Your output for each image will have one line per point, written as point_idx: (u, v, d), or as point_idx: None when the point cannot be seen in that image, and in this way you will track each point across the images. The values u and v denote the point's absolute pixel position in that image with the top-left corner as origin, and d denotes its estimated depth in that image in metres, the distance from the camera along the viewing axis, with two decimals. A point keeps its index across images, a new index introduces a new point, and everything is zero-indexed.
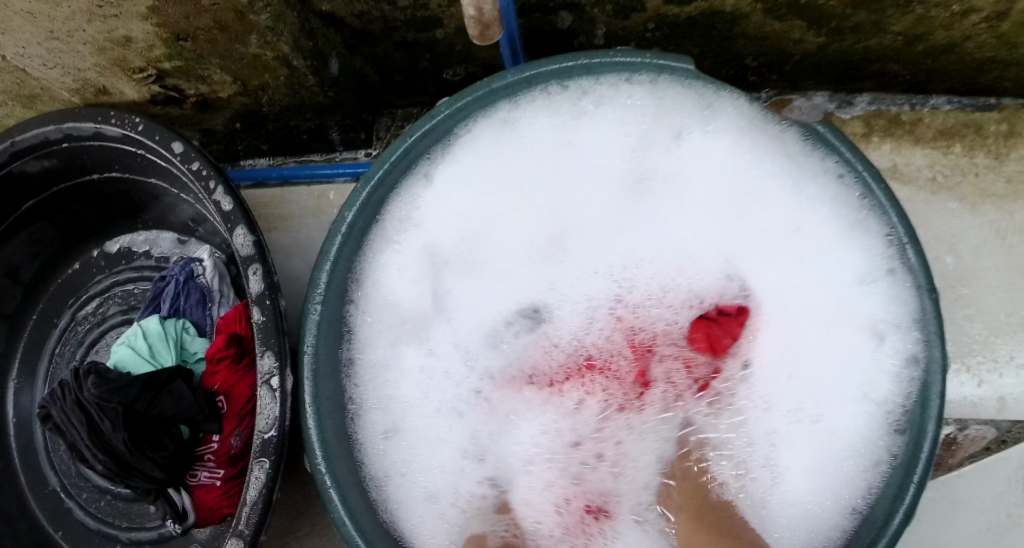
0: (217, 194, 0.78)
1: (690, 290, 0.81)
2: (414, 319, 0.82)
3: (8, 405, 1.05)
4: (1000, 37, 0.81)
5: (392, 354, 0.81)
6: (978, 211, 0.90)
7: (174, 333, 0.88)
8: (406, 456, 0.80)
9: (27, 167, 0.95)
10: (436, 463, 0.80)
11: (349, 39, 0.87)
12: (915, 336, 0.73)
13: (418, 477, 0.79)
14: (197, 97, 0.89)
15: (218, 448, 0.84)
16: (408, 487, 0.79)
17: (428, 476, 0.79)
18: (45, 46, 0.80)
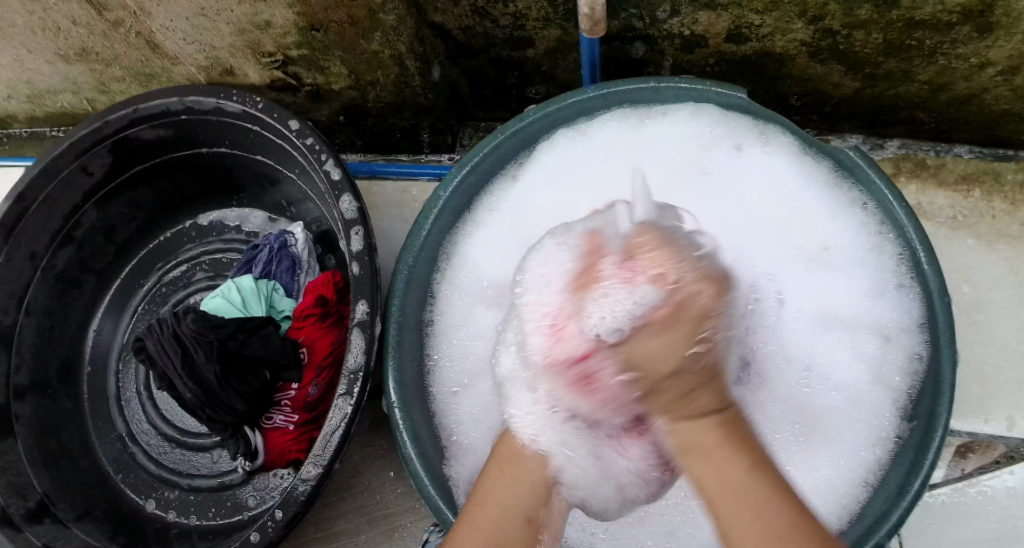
0: (328, 166, 0.89)
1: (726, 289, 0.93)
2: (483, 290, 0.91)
3: (88, 343, 1.14)
4: (1014, 90, 0.93)
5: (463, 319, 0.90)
6: (994, 249, 1.00)
7: (265, 292, 0.97)
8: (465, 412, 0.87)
9: (142, 134, 1.06)
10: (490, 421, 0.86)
11: (451, 50, 0.98)
12: (924, 338, 0.83)
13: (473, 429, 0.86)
14: (311, 87, 1.01)
15: (296, 395, 0.92)
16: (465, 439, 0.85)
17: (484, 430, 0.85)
18: (192, 22, 0.92)
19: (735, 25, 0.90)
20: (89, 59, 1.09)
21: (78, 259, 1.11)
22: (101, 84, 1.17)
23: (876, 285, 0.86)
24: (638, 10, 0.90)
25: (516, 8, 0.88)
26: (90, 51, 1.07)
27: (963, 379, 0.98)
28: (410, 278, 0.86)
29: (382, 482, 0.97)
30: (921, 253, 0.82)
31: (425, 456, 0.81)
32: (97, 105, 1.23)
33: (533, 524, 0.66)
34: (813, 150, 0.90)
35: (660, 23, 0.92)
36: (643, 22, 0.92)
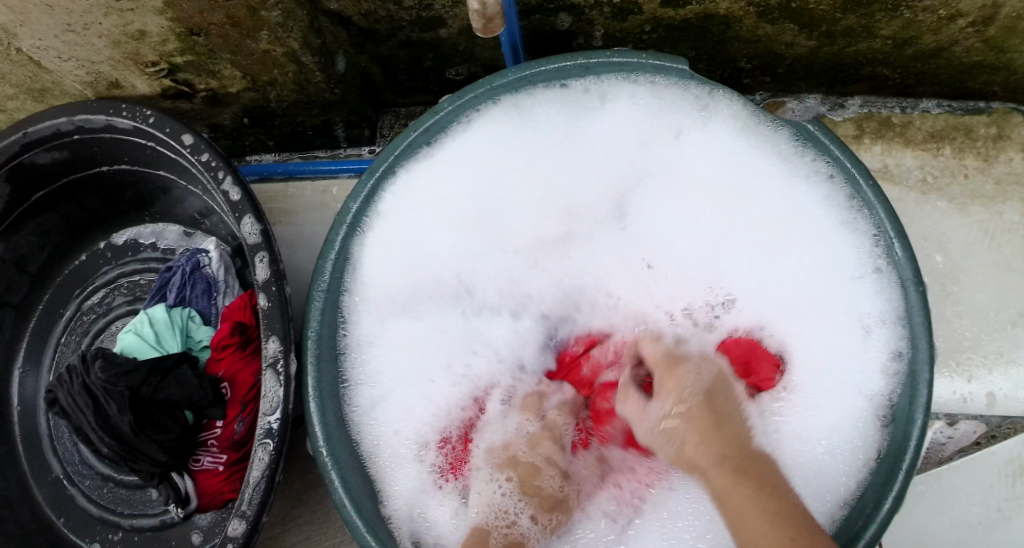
0: (226, 185, 0.80)
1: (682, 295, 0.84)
2: (416, 310, 0.85)
3: (12, 394, 1.07)
4: (987, 41, 0.83)
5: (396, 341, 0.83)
6: (968, 212, 0.92)
7: (180, 321, 0.90)
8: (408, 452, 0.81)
9: (37, 159, 0.97)
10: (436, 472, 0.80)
11: (356, 38, 0.88)
12: (899, 330, 0.75)
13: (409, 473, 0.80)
14: (207, 92, 0.91)
15: (222, 434, 0.86)
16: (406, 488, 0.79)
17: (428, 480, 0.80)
18: (61, 39, 0.82)
19: None
20: None
21: None
22: None
23: (852, 267, 0.78)
24: None
25: None
26: None
27: (940, 357, 0.90)
28: (327, 303, 0.79)
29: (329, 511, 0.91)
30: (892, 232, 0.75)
31: (359, 500, 0.75)
32: None
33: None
34: (765, 119, 0.81)
35: None
36: None
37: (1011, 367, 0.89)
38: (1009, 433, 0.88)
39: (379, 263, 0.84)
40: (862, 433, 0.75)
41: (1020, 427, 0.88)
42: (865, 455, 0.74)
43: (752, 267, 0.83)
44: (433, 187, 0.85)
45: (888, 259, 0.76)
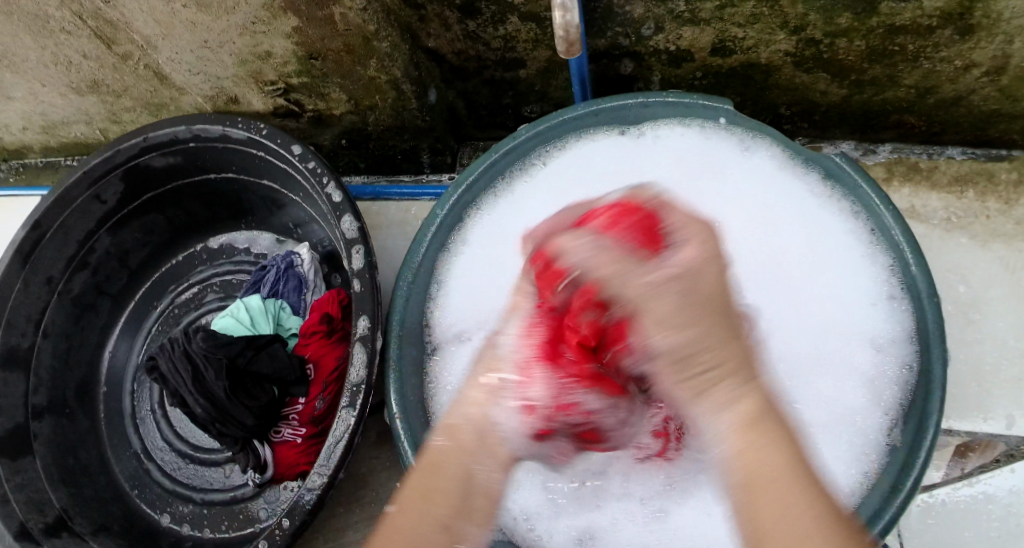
0: (329, 189, 0.92)
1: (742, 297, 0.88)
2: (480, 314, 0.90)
3: (106, 359, 1.18)
4: (1001, 91, 0.94)
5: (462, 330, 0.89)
6: (989, 249, 1.01)
7: (273, 310, 1.00)
8: None
9: (152, 162, 1.09)
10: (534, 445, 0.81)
11: (446, 73, 1.02)
12: (912, 349, 0.80)
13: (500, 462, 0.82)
14: (313, 112, 1.05)
15: (302, 409, 0.95)
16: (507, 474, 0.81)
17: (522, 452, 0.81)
18: (196, 53, 0.96)
19: (718, 39, 0.92)
20: (99, 91, 1.13)
21: (92, 284, 1.15)
22: (113, 115, 1.20)
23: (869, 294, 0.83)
24: (623, 29, 0.92)
25: (506, 31, 0.91)
26: (100, 83, 1.10)
27: (963, 379, 0.98)
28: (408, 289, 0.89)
29: (389, 494, 0.97)
30: (908, 256, 0.81)
31: None
32: (109, 134, 1.27)
33: (453, 534, 0.54)
34: (801, 158, 0.89)
35: (645, 39, 0.94)
36: (628, 40, 0.94)
37: None
38: None
39: (456, 268, 0.92)
40: (872, 446, 0.78)
41: None
42: (875, 461, 0.77)
43: (774, 289, 0.87)
44: (504, 210, 0.94)
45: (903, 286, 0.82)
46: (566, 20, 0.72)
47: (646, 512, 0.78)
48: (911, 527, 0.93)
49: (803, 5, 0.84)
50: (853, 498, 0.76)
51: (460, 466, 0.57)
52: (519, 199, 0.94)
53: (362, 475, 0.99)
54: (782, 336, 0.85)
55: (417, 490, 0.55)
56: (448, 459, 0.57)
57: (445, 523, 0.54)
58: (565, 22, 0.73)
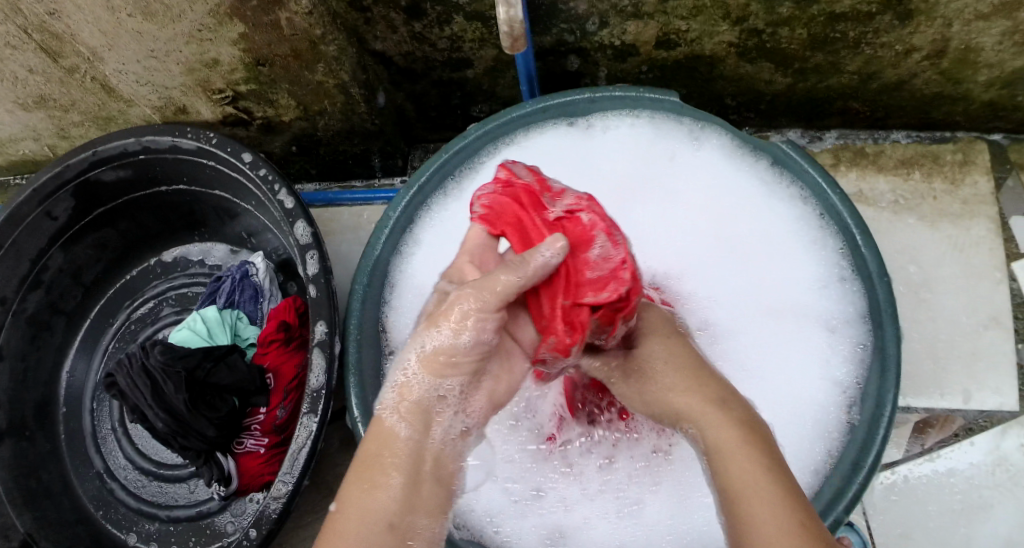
0: (280, 195, 0.91)
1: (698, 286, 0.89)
2: None
3: (64, 378, 1.16)
4: (943, 73, 0.96)
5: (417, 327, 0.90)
6: (937, 228, 1.03)
7: (230, 321, 0.99)
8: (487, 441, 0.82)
9: (102, 176, 1.07)
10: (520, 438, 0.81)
11: (395, 76, 1.02)
12: (862, 328, 0.82)
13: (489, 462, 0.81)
14: (263, 119, 1.04)
15: (265, 419, 0.94)
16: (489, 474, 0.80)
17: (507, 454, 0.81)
18: (142, 63, 0.95)
19: (662, 32, 0.93)
20: (45, 106, 1.10)
21: (47, 302, 1.12)
22: (61, 130, 1.18)
23: (819, 276, 0.85)
24: (569, 25, 0.93)
25: (452, 31, 0.91)
26: (46, 98, 1.08)
27: (918, 356, 1.00)
28: (366, 291, 0.88)
29: None
30: (858, 237, 0.82)
31: None
32: (58, 150, 1.25)
33: (398, 530, 0.55)
34: (751, 146, 0.89)
35: (591, 35, 0.94)
36: (574, 36, 0.95)
37: (979, 364, 0.98)
38: (984, 426, 0.96)
39: (411, 269, 0.92)
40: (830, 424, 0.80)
41: (994, 420, 0.97)
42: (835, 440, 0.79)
43: (728, 275, 0.89)
44: (457, 209, 0.94)
45: (851, 267, 0.83)
46: (511, 15, 0.73)
47: (620, 502, 0.78)
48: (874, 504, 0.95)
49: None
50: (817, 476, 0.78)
51: (404, 460, 0.58)
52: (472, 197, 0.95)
53: (330, 483, 0.98)
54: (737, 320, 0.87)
55: (377, 469, 0.57)
56: (396, 459, 0.57)
57: (391, 521, 0.55)
58: (509, 18, 0.73)
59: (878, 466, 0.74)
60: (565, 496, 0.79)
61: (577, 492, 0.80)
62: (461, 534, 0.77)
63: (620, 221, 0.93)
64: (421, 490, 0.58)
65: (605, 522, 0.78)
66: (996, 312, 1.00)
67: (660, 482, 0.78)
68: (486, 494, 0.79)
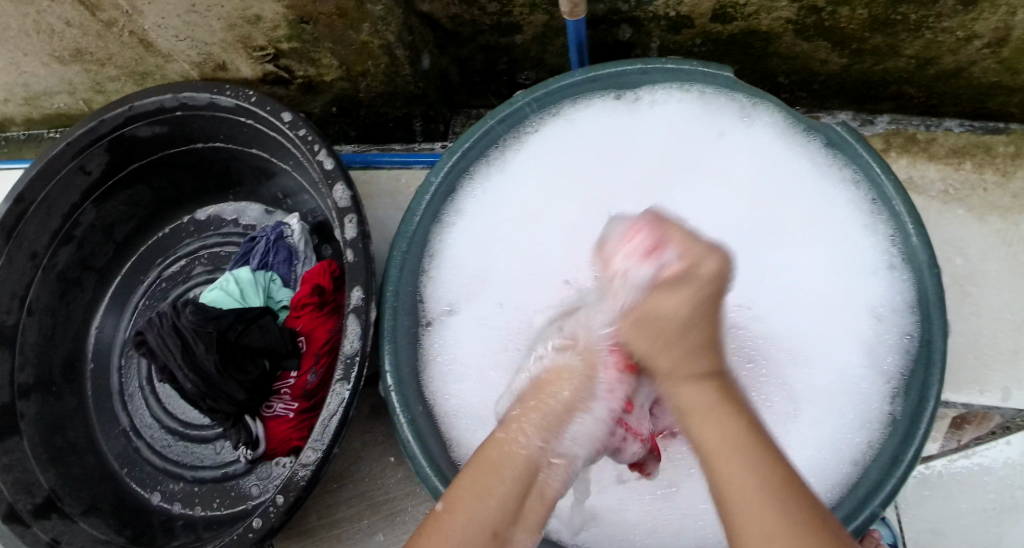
0: (320, 157, 0.90)
1: (740, 269, 0.88)
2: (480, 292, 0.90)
3: (93, 334, 1.16)
4: (1003, 62, 0.93)
5: (454, 296, 0.90)
6: (986, 221, 1.01)
7: (263, 282, 0.98)
8: None
9: (137, 132, 1.06)
10: None
11: (440, 40, 1.00)
12: (911, 317, 0.79)
13: None
14: (303, 80, 1.03)
15: (295, 383, 0.93)
16: None
17: None
18: (183, 18, 0.93)
19: (718, 5, 0.90)
20: (82, 59, 1.09)
21: (78, 258, 1.12)
22: (97, 84, 1.17)
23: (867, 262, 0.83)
24: None
25: None
26: (84, 51, 1.07)
27: (959, 350, 0.98)
28: (405, 261, 0.87)
29: (383, 467, 0.96)
30: (911, 226, 0.79)
31: (424, 439, 0.79)
32: (93, 105, 1.24)
33: (499, 539, 0.53)
34: (803, 127, 0.87)
35: (645, 5, 0.92)
36: (627, 5, 0.93)
37: (1021, 362, 0.96)
38: (1022, 426, 0.95)
39: (450, 237, 0.91)
40: (872, 414, 0.78)
41: None
42: (876, 431, 0.77)
43: (776, 258, 0.87)
44: (499, 181, 0.93)
45: (900, 255, 0.81)
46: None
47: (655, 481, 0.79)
48: (906, 497, 0.94)
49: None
50: (855, 468, 0.76)
51: (522, 474, 0.56)
52: (515, 170, 0.94)
53: (357, 449, 0.97)
54: (781, 304, 0.85)
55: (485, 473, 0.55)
56: (512, 471, 0.55)
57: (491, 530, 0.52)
58: None
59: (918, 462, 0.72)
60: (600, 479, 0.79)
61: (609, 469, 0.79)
62: None
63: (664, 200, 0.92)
64: (525, 511, 0.55)
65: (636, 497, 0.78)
66: None
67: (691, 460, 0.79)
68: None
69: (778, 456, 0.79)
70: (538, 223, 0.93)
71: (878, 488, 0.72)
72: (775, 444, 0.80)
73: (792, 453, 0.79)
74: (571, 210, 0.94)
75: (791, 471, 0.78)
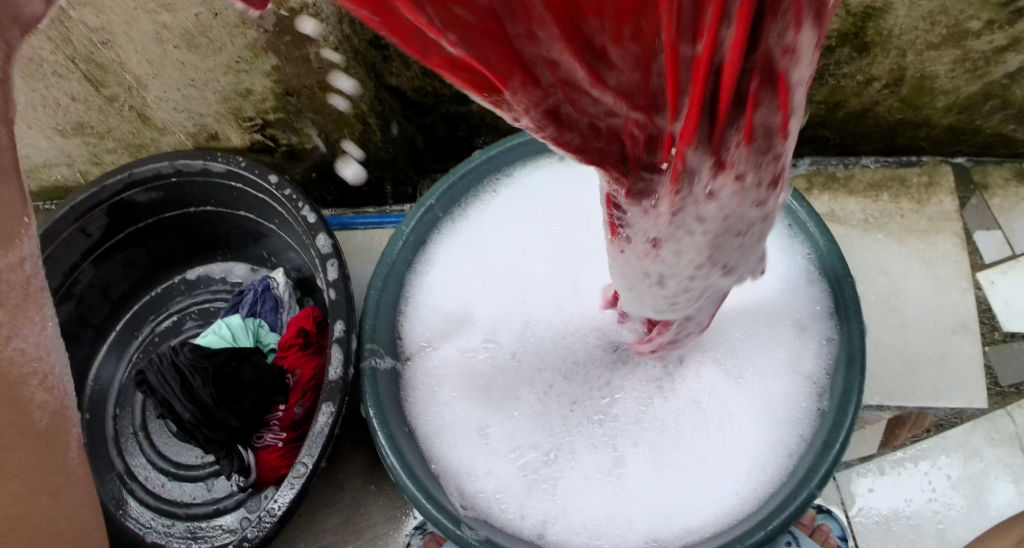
0: (304, 211, 1.01)
1: None
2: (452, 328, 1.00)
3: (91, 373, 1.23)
4: (903, 100, 1.07)
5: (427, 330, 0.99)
6: (905, 244, 1.14)
7: (252, 327, 1.07)
8: (499, 426, 0.92)
9: (135, 198, 1.17)
10: (522, 429, 0.92)
11: (406, 109, 1.16)
12: (831, 324, 0.89)
13: (502, 442, 0.91)
14: (287, 147, 1.15)
15: (284, 415, 0.99)
16: (496, 452, 0.90)
17: (512, 440, 0.91)
18: (182, 91, 1.05)
19: None
20: (83, 132, 1.20)
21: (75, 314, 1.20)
22: (94, 156, 1.28)
23: (789, 279, 0.94)
24: None
25: None
26: (84, 125, 1.18)
27: (889, 358, 1.08)
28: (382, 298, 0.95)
29: (364, 495, 1.02)
30: (822, 243, 0.92)
31: (404, 452, 0.85)
32: (88, 176, 1.35)
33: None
34: None
35: None
36: None
37: (945, 365, 1.07)
38: (955, 423, 1.03)
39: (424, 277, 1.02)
40: (805, 411, 0.87)
41: (964, 416, 1.04)
42: (809, 426, 0.85)
43: None
44: (465, 229, 1.04)
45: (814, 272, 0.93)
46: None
47: (607, 471, 0.89)
48: (853, 496, 1.01)
49: None
50: (790, 459, 0.84)
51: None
52: (480, 219, 1.06)
53: (344, 478, 1.03)
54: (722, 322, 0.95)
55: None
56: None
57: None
58: None
59: (848, 445, 0.80)
60: (567, 472, 0.89)
61: (566, 461, 0.90)
62: (467, 512, 0.84)
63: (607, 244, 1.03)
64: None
65: (588, 486, 0.88)
66: (962, 319, 1.09)
67: (640, 448, 0.89)
68: (499, 474, 0.89)
69: (727, 448, 0.87)
70: (503, 264, 1.05)
71: (812, 471, 0.79)
72: (722, 441, 0.88)
73: (738, 447, 0.87)
74: (531, 250, 1.05)
75: (740, 464, 0.86)
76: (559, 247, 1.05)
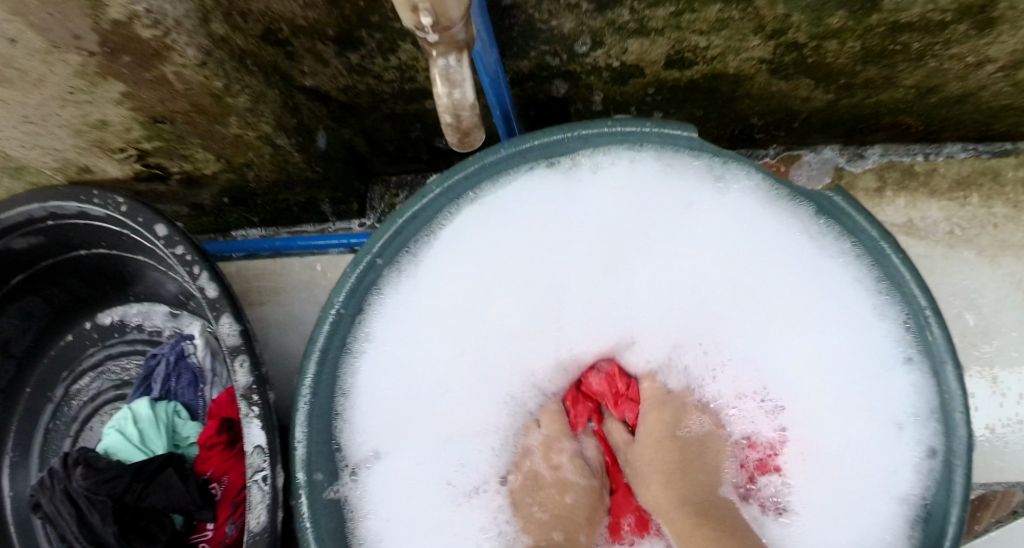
0: (202, 280, 0.76)
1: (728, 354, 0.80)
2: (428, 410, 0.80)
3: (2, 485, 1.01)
4: (1017, 84, 0.77)
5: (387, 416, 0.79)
6: (999, 264, 0.87)
7: (166, 417, 0.86)
8: None
9: (11, 245, 0.92)
10: None
11: (336, 112, 0.89)
12: (934, 426, 0.72)
13: None
14: (182, 174, 0.88)
15: (212, 537, 0.81)
16: None
17: None
18: (21, 129, 0.77)
19: (674, 49, 0.74)
20: None
21: None
22: None
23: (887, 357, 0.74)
24: (550, 46, 0.75)
25: (400, 60, 0.77)
26: None
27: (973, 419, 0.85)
28: (316, 403, 0.74)
29: None
30: (928, 317, 0.71)
31: None
32: None
33: None
34: (789, 192, 0.76)
35: (581, 57, 0.76)
36: (558, 59, 0.77)
37: None
38: None
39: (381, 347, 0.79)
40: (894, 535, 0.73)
41: None
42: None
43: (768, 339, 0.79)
44: (432, 282, 0.80)
45: (915, 351, 0.73)
46: (457, 100, 0.55)
47: None
48: None
49: (784, 5, 0.66)
50: None
51: None
52: (455, 266, 0.80)
53: None
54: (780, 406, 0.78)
55: None
56: None
57: None
58: (455, 104, 0.56)
59: None
60: None
61: None
62: None
63: (620, 301, 0.81)
64: None
65: None
66: None
67: None
68: None
69: None
70: (481, 322, 0.81)
71: None
72: None
73: None
74: (516, 303, 0.81)
75: None
76: (562, 296, 0.81)
